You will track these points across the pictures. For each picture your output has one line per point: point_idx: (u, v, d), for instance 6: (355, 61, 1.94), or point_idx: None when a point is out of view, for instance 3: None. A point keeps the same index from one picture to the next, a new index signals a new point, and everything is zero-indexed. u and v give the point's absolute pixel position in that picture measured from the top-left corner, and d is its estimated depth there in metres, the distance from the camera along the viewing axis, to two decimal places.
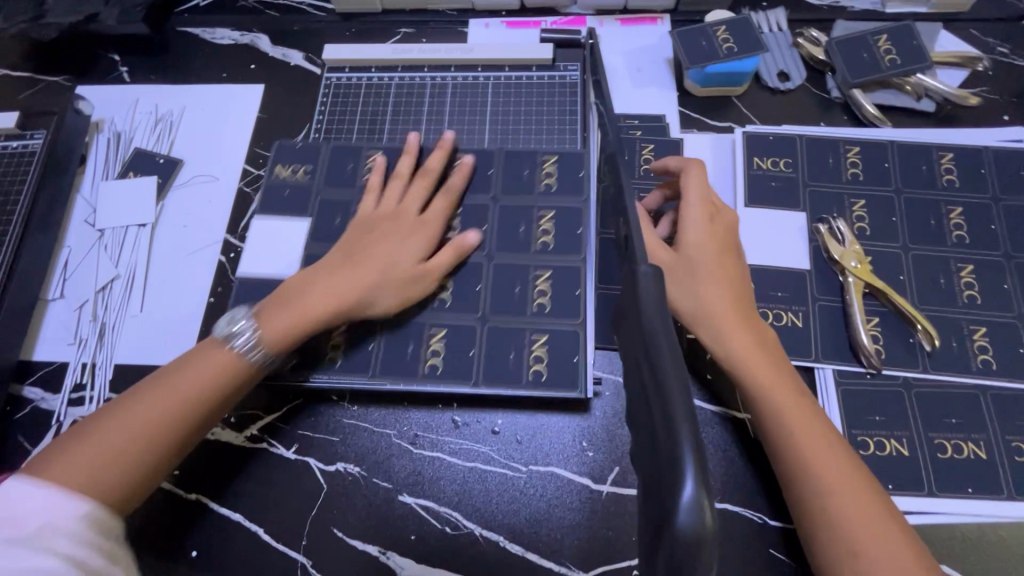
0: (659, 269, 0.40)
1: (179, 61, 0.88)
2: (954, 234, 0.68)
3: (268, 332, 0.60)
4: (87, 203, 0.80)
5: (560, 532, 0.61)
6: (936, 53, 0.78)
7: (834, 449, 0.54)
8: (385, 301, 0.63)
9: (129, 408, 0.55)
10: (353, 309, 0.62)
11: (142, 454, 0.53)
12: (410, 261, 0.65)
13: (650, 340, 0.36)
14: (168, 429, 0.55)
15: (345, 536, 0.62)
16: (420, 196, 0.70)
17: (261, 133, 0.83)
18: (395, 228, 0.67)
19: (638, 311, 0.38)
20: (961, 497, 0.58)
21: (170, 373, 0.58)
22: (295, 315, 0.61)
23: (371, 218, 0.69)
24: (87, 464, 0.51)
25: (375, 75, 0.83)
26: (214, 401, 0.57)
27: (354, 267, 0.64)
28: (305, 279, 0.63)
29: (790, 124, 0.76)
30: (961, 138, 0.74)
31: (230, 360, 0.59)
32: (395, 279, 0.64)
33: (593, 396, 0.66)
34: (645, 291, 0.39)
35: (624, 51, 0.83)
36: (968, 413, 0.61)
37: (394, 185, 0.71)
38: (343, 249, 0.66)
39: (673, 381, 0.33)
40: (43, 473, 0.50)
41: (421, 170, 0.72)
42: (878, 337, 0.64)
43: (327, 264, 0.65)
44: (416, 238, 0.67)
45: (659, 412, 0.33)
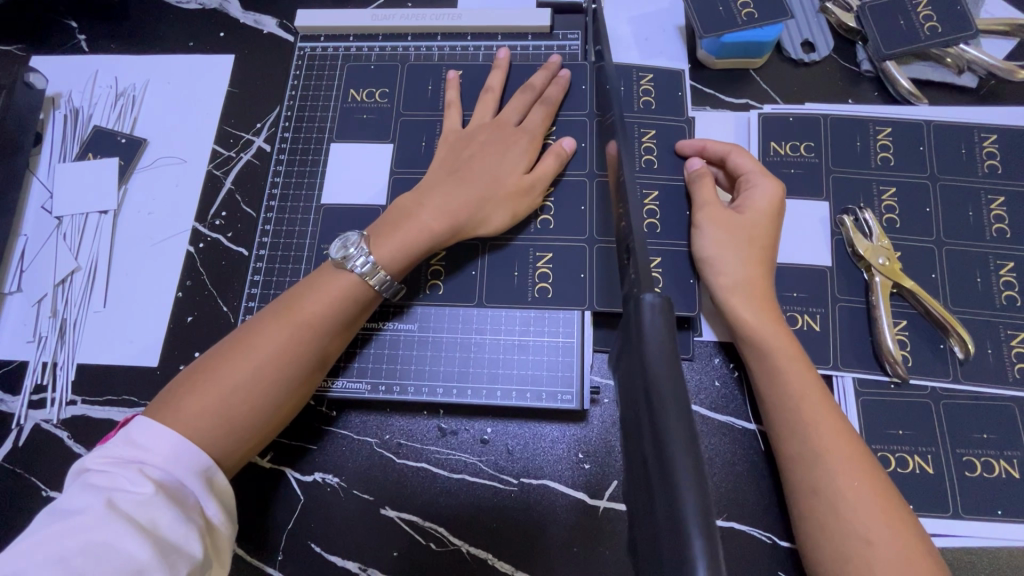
0: (667, 296, 0.34)
1: (141, 27, 0.80)
2: (993, 227, 0.62)
3: (388, 250, 0.57)
4: (45, 187, 0.73)
5: (551, 552, 0.56)
6: (982, 20, 0.70)
7: (849, 450, 0.49)
8: (497, 216, 0.62)
9: (261, 339, 0.53)
10: (467, 226, 0.61)
11: (276, 390, 0.53)
12: (513, 172, 0.63)
13: (656, 398, 0.30)
14: (297, 366, 0.54)
15: (324, 551, 0.58)
16: (521, 108, 0.67)
17: (231, 109, 0.76)
18: (494, 139, 0.64)
19: (642, 350, 0.33)
20: (990, 520, 0.53)
21: (291, 302, 0.56)
22: (409, 236, 0.58)
23: (470, 129, 0.66)
24: (240, 403, 0.51)
25: (354, 44, 0.75)
26: (331, 334, 0.56)
27: (461, 181, 0.61)
28: (420, 196, 0.61)
29: (814, 102, 0.69)
30: (1006, 119, 0.66)
31: (353, 283, 0.56)
32: (504, 192, 0.62)
33: (591, 405, 0.61)
34: (650, 329, 0.33)
35: (631, 18, 0.74)
36: (1001, 427, 0.56)
37: (492, 101, 0.68)
38: (445, 163, 0.64)
39: (679, 452, 0.28)
40: (189, 410, 0.50)
41: (527, 87, 0.68)
42: (905, 342, 0.58)
43: (431, 180, 0.62)
44: (517, 148, 0.64)
45: (660, 495, 0.28)
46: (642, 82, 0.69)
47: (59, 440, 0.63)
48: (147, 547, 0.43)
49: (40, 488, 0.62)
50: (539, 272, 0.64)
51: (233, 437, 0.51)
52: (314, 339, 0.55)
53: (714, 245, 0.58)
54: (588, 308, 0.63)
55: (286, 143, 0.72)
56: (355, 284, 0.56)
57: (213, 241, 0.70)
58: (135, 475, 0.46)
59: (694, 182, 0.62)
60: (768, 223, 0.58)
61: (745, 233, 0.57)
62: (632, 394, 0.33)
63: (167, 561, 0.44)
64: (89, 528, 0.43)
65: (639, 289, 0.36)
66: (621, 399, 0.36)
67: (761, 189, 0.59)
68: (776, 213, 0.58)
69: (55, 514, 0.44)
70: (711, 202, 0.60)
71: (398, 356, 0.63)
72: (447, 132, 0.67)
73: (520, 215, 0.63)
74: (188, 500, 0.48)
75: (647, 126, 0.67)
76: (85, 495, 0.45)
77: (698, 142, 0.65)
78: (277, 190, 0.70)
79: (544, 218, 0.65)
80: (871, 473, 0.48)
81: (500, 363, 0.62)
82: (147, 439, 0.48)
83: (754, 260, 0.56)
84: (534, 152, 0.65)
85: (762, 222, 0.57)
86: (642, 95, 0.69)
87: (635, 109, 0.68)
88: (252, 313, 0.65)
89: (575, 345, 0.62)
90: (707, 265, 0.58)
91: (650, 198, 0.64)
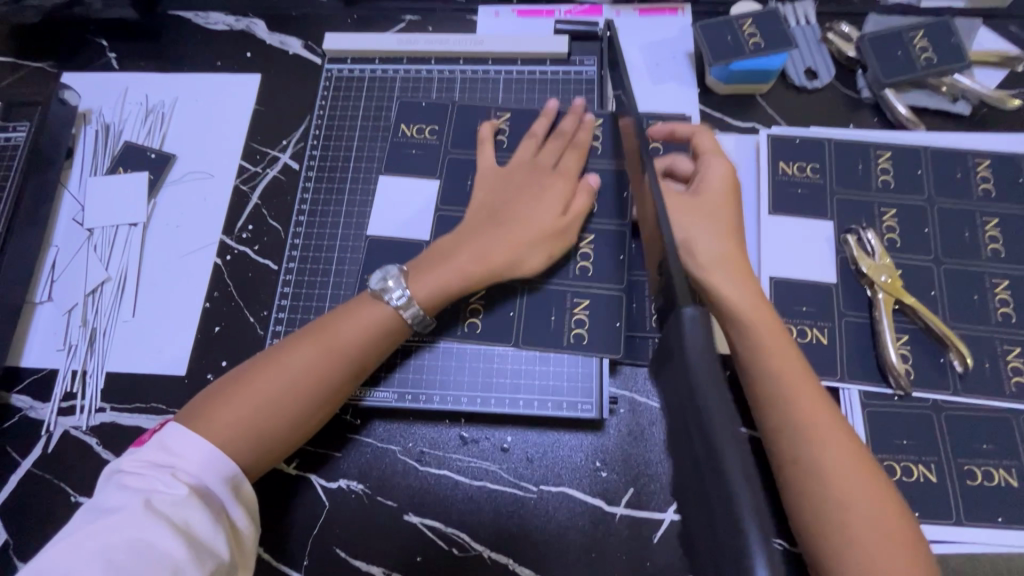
0: (705, 308, 0.37)
1: (170, 47, 0.83)
2: (989, 247, 0.65)
3: (425, 289, 0.60)
4: (76, 200, 0.76)
5: (571, 556, 0.58)
6: (974, 52, 0.74)
7: (830, 421, 0.52)
8: (535, 258, 0.63)
9: (295, 358, 0.56)
10: (504, 269, 0.62)
11: (303, 408, 0.55)
12: (550, 215, 0.64)
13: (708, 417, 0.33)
14: (326, 387, 0.56)
15: (349, 556, 0.60)
16: (555, 153, 0.69)
17: (258, 126, 0.79)
18: (530, 186, 0.66)
19: (684, 357, 0.35)
20: (991, 527, 0.56)
21: (326, 325, 0.58)
22: (447, 276, 0.61)
23: (507, 173, 0.68)
24: (270, 416, 0.54)
25: (378, 67, 0.79)
26: (360, 361, 0.58)
27: (499, 226, 0.63)
28: (461, 238, 0.64)
29: (818, 126, 0.72)
30: (998, 144, 0.70)
31: (388, 314, 0.59)
32: (539, 235, 0.63)
33: (608, 415, 0.63)
34: (693, 337, 0.36)
35: (643, 45, 0.78)
36: (1000, 438, 0.58)
37: (533, 146, 0.70)
38: (483, 207, 0.66)
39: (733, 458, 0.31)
40: (222, 421, 0.52)
41: (557, 132, 0.70)
42: (907, 356, 0.61)
43: (472, 224, 0.65)
44: (553, 192, 0.66)
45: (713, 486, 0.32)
46: (649, 124, 0.72)
47: (88, 446, 0.65)
48: (184, 546, 0.45)
49: (69, 493, 0.63)
50: (576, 317, 0.65)
51: (254, 451, 0.53)
52: (344, 366, 0.57)
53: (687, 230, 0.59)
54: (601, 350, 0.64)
55: (313, 160, 0.75)
56: (389, 315, 0.59)
57: (240, 254, 0.72)
58: (168, 477, 0.48)
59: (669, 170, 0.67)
60: (724, 198, 0.61)
61: (711, 209, 0.60)
62: (676, 401, 0.36)
63: (199, 560, 0.45)
64: (127, 525, 0.44)
65: (677, 301, 0.39)
66: (665, 409, 0.38)
67: (715, 169, 0.63)
68: (730, 188, 0.62)
69: (92, 512, 0.46)
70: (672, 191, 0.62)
71: (424, 367, 0.65)
72: (484, 172, 0.69)
73: (557, 255, 0.64)
74: (215, 503, 0.49)
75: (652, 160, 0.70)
76: (122, 494, 0.47)
77: (667, 127, 0.68)
78: (305, 205, 0.73)
79: (583, 265, 0.67)
80: (861, 461, 0.51)
81: (522, 374, 0.65)
82: (178, 444, 0.51)
83: (725, 235, 0.59)
84: (569, 192, 0.67)
85: (722, 197, 0.61)
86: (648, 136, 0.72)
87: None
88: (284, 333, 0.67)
89: (594, 356, 0.65)
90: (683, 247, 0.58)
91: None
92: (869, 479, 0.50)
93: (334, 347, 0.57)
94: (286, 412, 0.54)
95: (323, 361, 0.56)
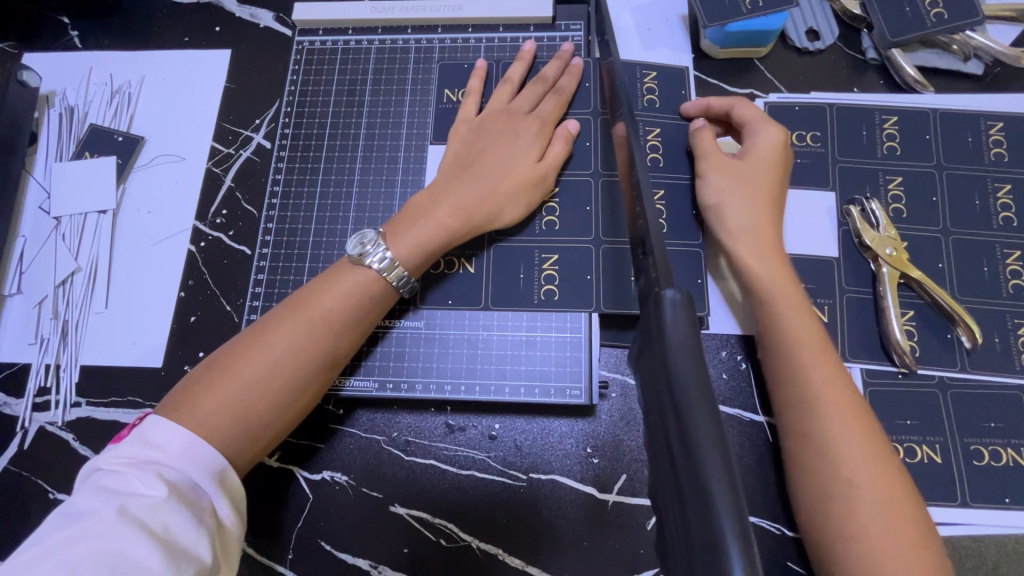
0: (688, 292, 0.34)
1: (134, 23, 0.79)
2: (1000, 216, 0.61)
3: (405, 247, 0.57)
4: (42, 187, 0.72)
5: (562, 545, 0.57)
6: (988, 6, 0.69)
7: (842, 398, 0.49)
8: (512, 209, 0.62)
9: (278, 334, 0.53)
10: (482, 220, 0.60)
11: (290, 387, 0.52)
12: (526, 162, 0.63)
13: (684, 410, 0.30)
14: (314, 363, 0.54)
15: (334, 549, 0.58)
16: (533, 97, 0.67)
17: (229, 105, 0.75)
18: (505, 129, 0.64)
19: (663, 344, 0.33)
20: (997, 508, 0.54)
21: (307, 298, 0.55)
22: (427, 231, 0.58)
23: (480, 121, 0.66)
24: (258, 398, 0.51)
25: (352, 39, 0.75)
26: (346, 331, 0.55)
27: (474, 173, 0.62)
28: (435, 192, 0.61)
29: (820, 91, 0.68)
30: (1012, 105, 0.66)
31: (370, 281, 0.56)
32: (515, 182, 0.62)
33: (599, 400, 0.61)
34: (672, 326, 0.33)
35: (633, 8, 0.73)
36: (1008, 416, 0.56)
37: (509, 92, 0.68)
38: (457, 157, 0.64)
39: (709, 453, 0.28)
40: (205, 408, 0.50)
41: (540, 77, 0.68)
42: (912, 333, 0.58)
43: (445, 177, 0.62)
44: (529, 135, 0.64)
45: (684, 467, 0.29)
46: (646, 78, 0.69)
47: (64, 442, 0.63)
48: (159, 553, 0.42)
49: (46, 491, 0.61)
50: (545, 274, 0.64)
51: (245, 438, 0.51)
52: (331, 338, 0.54)
53: (719, 193, 0.59)
54: (597, 307, 0.62)
55: (286, 140, 0.71)
56: (372, 280, 0.56)
57: (215, 240, 0.69)
58: (147, 478, 0.45)
59: (693, 136, 0.63)
60: (772, 172, 0.59)
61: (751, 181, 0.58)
62: (653, 388, 0.33)
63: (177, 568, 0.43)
64: (100, 534, 0.42)
65: (659, 287, 0.36)
66: (644, 400, 0.35)
67: (763, 136, 0.60)
68: (781, 161, 0.59)
69: (67, 517, 0.43)
70: (713, 151, 0.61)
71: (405, 355, 0.63)
72: (461, 122, 0.67)
73: (533, 205, 0.63)
74: (201, 502, 0.47)
75: (653, 124, 0.67)
76: (96, 497, 0.44)
77: (701, 102, 0.65)
78: (279, 186, 0.70)
79: (550, 219, 0.65)
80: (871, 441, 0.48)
81: (508, 360, 0.62)
82: (160, 438, 0.48)
83: (762, 206, 0.57)
84: (545, 138, 0.65)
85: (766, 168, 0.59)
86: (646, 92, 0.68)
87: (640, 108, 0.68)
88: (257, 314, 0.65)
89: (583, 340, 0.62)
90: (712, 213, 0.59)
91: (658, 197, 0.64)
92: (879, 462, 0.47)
93: (320, 318, 0.54)
94: (275, 393, 0.52)
95: (309, 335, 0.53)
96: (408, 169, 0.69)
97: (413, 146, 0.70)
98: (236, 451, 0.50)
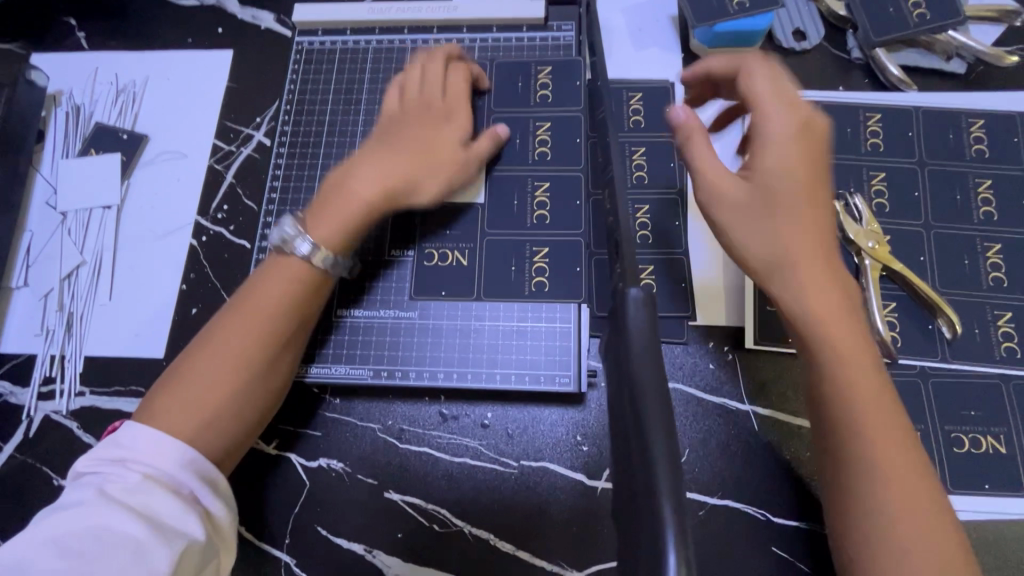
0: (649, 290, 0.36)
1: (139, 24, 0.81)
2: (981, 211, 0.63)
3: (327, 228, 0.57)
4: (48, 183, 0.74)
5: (553, 531, 0.58)
6: (971, 6, 0.71)
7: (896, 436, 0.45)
8: (428, 183, 0.61)
9: (226, 337, 0.53)
10: (395, 198, 0.60)
11: (251, 383, 0.53)
12: (445, 144, 0.63)
13: (637, 391, 0.32)
14: (267, 354, 0.54)
15: (331, 534, 0.59)
16: (458, 86, 0.67)
17: (230, 104, 0.77)
18: (422, 117, 0.64)
19: (625, 336, 0.35)
20: (977, 494, 0.55)
21: (246, 296, 0.56)
22: (359, 211, 0.58)
23: (388, 116, 0.65)
24: (220, 400, 0.52)
25: (350, 39, 0.77)
26: (292, 322, 0.56)
27: (394, 153, 0.61)
28: (351, 171, 0.60)
29: (806, 89, 0.70)
30: (994, 103, 0.67)
31: (302, 268, 0.56)
32: (433, 164, 0.62)
33: (588, 389, 0.62)
34: (634, 323, 0.35)
35: (624, 9, 0.75)
36: (988, 404, 0.57)
37: (422, 74, 0.67)
38: (374, 137, 0.63)
39: (657, 432, 0.30)
40: (170, 416, 0.51)
41: (460, 69, 0.68)
42: (894, 324, 0.60)
43: (362, 155, 0.61)
44: (448, 127, 0.64)
45: (636, 446, 0.31)
46: (632, 101, 0.70)
47: (69, 430, 0.64)
48: (145, 530, 0.44)
49: (51, 477, 0.63)
50: (536, 266, 0.65)
51: (218, 438, 0.52)
52: (282, 336, 0.55)
53: None
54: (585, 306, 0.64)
55: (285, 137, 0.73)
56: (301, 267, 0.56)
57: (216, 235, 0.71)
58: (127, 470, 0.47)
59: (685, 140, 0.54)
60: None
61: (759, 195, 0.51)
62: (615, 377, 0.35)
63: (164, 540, 0.44)
64: (84, 517, 0.44)
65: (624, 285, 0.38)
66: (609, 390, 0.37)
67: (775, 120, 0.53)
68: (795, 133, 0.52)
69: (52, 508, 0.46)
70: (710, 164, 0.53)
71: (400, 345, 0.64)
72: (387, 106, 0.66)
73: (451, 185, 0.63)
74: (180, 486, 0.48)
75: (637, 145, 0.68)
76: (79, 490, 0.46)
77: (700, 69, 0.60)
78: (277, 182, 0.71)
79: (541, 213, 0.67)
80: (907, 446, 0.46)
81: (500, 349, 0.64)
82: (130, 438, 0.49)
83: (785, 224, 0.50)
84: (465, 129, 0.65)
85: None
86: (632, 115, 0.69)
87: (625, 129, 0.69)
88: None
89: (572, 330, 0.64)
90: None
91: (641, 212, 0.65)
92: (916, 466, 0.45)
93: (274, 318, 0.55)
94: (240, 395, 0.53)
95: (257, 334, 0.54)
96: None
97: None
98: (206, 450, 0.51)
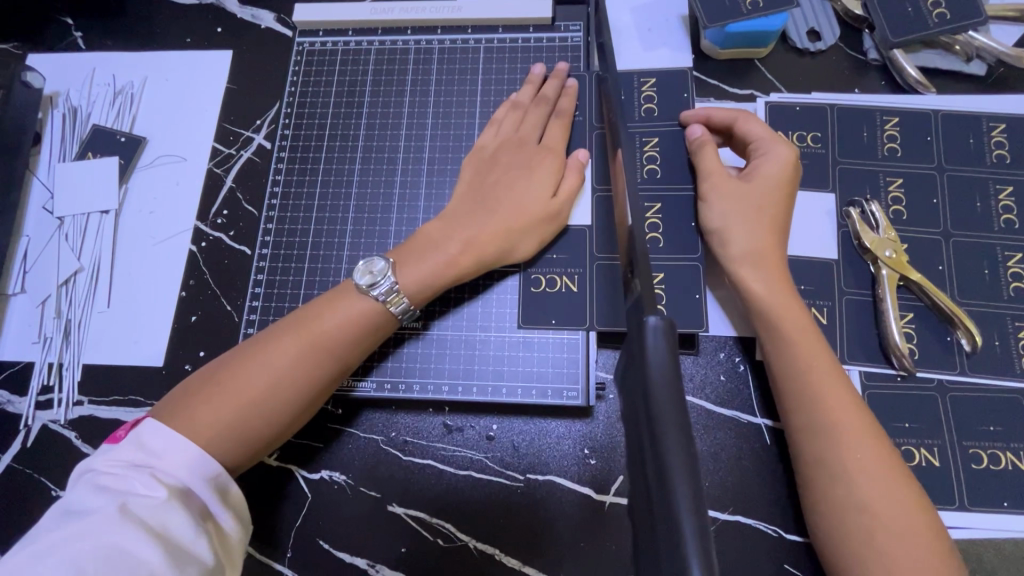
0: (670, 320, 0.33)
1: (137, 23, 0.79)
2: (1002, 218, 0.61)
3: (413, 280, 0.58)
4: (45, 187, 0.73)
5: (559, 546, 0.57)
6: (992, 5, 0.68)
7: (874, 454, 0.49)
8: (525, 245, 0.61)
9: (277, 355, 0.53)
10: (497, 256, 0.60)
11: (292, 404, 0.53)
12: (540, 197, 0.62)
13: (659, 427, 0.30)
14: (311, 384, 0.53)
15: (333, 548, 0.58)
16: (538, 123, 0.67)
17: (230, 106, 0.75)
18: (521, 160, 0.64)
19: (644, 363, 0.33)
20: (996, 512, 0.53)
21: (309, 319, 0.55)
22: (436, 266, 0.58)
23: (494, 150, 0.66)
24: (257, 415, 0.51)
25: (352, 39, 0.75)
26: (347, 356, 0.56)
27: (487, 208, 0.61)
28: (447, 222, 0.61)
29: (820, 92, 0.68)
30: (1015, 106, 0.65)
31: (372, 306, 0.56)
32: (531, 217, 0.61)
33: (596, 401, 0.61)
34: (654, 351, 0.33)
35: (633, 9, 0.73)
36: (1008, 419, 0.56)
37: (519, 117, 0.67)
38: (470, 187, 0.64)
39: (677, 463, 0.29)
40: (202, 421, 0.50)
41: (540, 98, 0.68)
42: (912, 335, 0.58)
43: (458, 205, 0.62)
44: (544, 168, 0.63)
45: (654, 475, 0.30)
46: (644, 88, 0.68)
47: (67, 440, 0.63)
48: (160, 552, 0.43)
49: (49, 488, 0.62)
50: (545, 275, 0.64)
51: (241, 450, 0.51)
52: (331, 364, 0.54)
53: (723, 217, 0.58)
54: (591, 324, 0.62)
55: (286, 141, 0.72)
56: (373, 308, 0.56)
57: (216, 240, 0.70)
58: (146, 477, 0.46)
59: (698, 152, 0.62)
60: (779, 192, 0.58)
61: (752, 201, 0.58)
62: (633, 407, 0.34)
63: (180, 566, 0.43)
64: (100, 531, 0.42)
65: (641, 309, 0.35)
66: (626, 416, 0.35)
67: (772, 156, 0.59)
68: (787, 182, 0.59)
69: (64, 513, 0.44)
70: (716, 172, 0.60)
71: (403, 356, 0.63)
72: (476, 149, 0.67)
73: (546, 240, 0.63)
74: (196, 503, 0.47)
75: (650, 136, 0.67)
76: (96, 497, 0.44)
77: (701, 113, 0.64)
78: (278, 187, 0.70)
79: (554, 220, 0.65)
80: (887, 461, 0.49)
81: (506, 361, 0.62)
82: (158, 444, 0.48)
83: (765, 229, 0.57)
84: (558, 169, 0.64)
85: (774, 190, 0.58)
86: (644, 103, 0.68)
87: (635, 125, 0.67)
88: (253, 328, 0.65)
89: (580, 342, 0.62)
90: (717, 238, 0.59)
91: (652, 211, 0.64)
92: (901, 484, 0.48)
93: (326, 345, 0.54)
94: (276, 413, 0.52)
95: (309, 359, 0.53)
96: (406, 170, 0.69)
97: (412, 147, 0.70)
98: (228, 463, 0.51)
